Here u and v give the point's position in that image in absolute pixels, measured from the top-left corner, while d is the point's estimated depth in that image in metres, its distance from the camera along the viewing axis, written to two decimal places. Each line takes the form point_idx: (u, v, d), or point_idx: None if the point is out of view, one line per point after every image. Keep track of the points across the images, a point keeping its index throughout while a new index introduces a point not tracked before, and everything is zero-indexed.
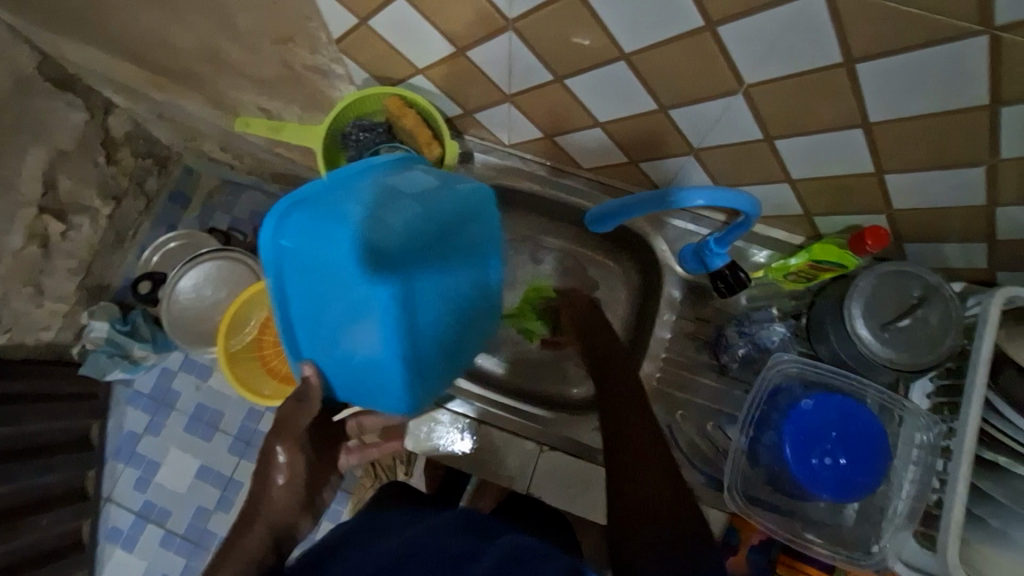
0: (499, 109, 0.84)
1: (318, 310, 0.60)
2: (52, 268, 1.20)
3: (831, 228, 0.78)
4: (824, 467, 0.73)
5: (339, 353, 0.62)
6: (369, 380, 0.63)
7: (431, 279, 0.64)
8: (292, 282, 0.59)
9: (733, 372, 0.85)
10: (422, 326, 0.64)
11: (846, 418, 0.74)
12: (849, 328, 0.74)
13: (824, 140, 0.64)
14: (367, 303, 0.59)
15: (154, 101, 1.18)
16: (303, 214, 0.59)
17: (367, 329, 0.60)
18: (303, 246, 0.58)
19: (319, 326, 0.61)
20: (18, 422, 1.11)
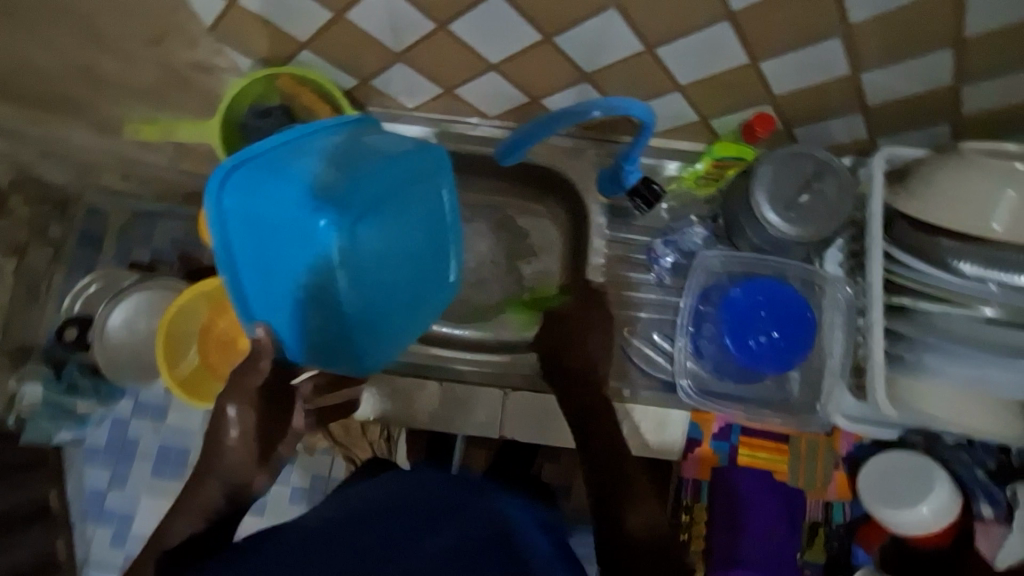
0: (394, 72, 0.83)
1: (264, 264, 0.62)
2: None
3: (727, 128, 0.83)
4: (760, 344, 0.80)
5: (286, 304, 0.64)
6: (315, 332, 0.65)
7: (376, 230, 0.64)
8: (240, 238, 0.62)
9: (667, 282, 0.90)
10: (365, 276, 0.64)
11: (772, 297, 0.80)
12: (760, 215, 0.78)
13: (699, 38, 0.68)
14: (305, 249, 0.61)
15: (37, 139, 1.07)
16: (249, 173, 0.61)
17: (308, 275, 0.62)
18: (248, 202, 0.61)
19: (267, 281, 0.63)
20: None
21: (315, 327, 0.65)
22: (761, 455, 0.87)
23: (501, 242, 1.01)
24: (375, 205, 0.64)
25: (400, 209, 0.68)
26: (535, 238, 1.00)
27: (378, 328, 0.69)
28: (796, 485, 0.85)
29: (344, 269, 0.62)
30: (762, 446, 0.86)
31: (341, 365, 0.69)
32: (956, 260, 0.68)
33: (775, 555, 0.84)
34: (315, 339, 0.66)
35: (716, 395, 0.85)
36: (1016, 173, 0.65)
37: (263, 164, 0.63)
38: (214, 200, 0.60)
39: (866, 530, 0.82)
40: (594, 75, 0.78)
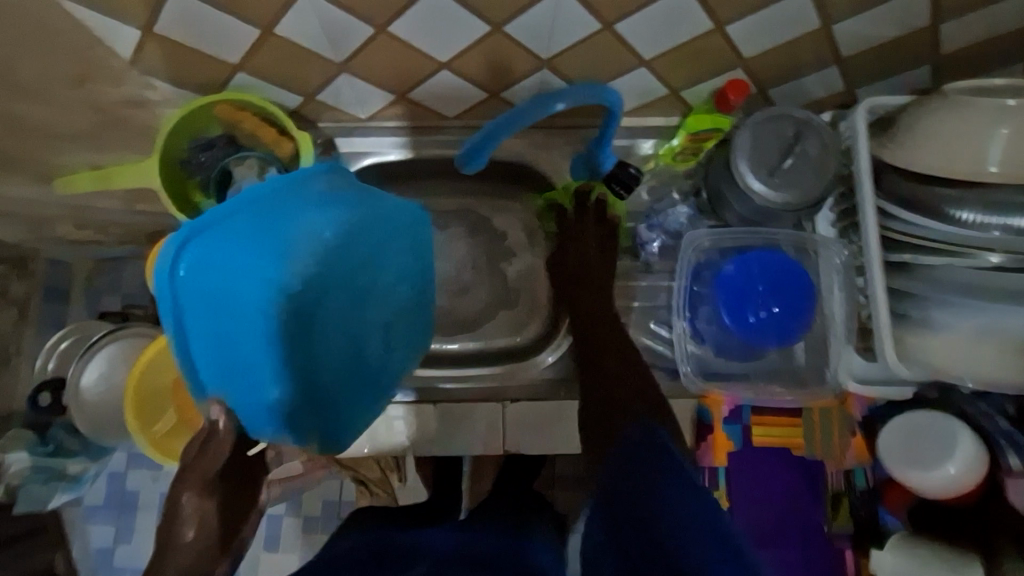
0: (340, 83, 0.78)
1: (226, 339, 0.58)
2: None
3: (698, 98, 0.79)
4: (761, 320, 0.77)
5: (250, 382, 0.59)
6: (286, 410, 0.60)
7: (348, 293, 0.64)
8: (195, 312, 0.57)
9: (656, 266, 0.87)
10: (337, 340, 0.64)
11: (766, 267, 0.77)
12: (744, 185, 0.74)
13: (661, 7, 0.63)
14: (277, 320, 0.58)
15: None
16: (207, 242, 0.57)
17: (277, 348, 0.58)
18: (205, 273, 0.57)
19: (228, 357, 0.58)
20: None
21: (284, 404, 0.60)
22: (775, 430, 0.84)
23: (480, 246, 0.96)
24: (346, 268, 0.63)
25: (372, 270, 0.67)
26: (514, 235, 0.96)
27: (352, 392, 0.68)
28: (814, 455, 0.84)
29: (318, 337, 0.62)
30: (777, 420, 0.84)
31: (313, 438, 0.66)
32: (955, 209, 0.65)
33: (801, 527, 0.84)
34: (286, 416, 0.61)
35: (721, 376, 0.82)
36: (1004, 111, 0.62)
37: (223, 230, 0.58)
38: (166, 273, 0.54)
39: (889, 494, 0.78)
40: (554, 60, 0.73)
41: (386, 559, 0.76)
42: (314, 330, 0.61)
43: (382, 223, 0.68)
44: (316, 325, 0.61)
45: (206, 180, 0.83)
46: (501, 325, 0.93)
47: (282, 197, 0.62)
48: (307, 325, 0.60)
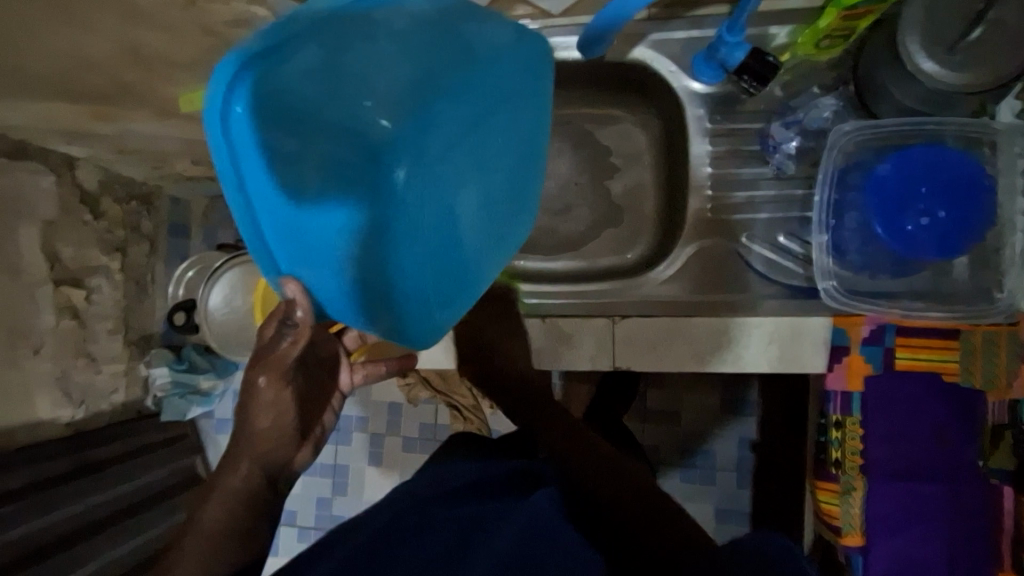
0: None
1: (299, 203, 0.50)
2: (93, 333, 1.15)
3: None
4: (922, 228, 0.68)
5: (320, 255, 0.54)
6: (360, 289, 0.57)
7: (444, 165, 0.55)
8: (258, 164, 0.48)
9: (788, 172, 0.77)
10: (429, 222, 0.57)
11: (931, 168, 0.67)
12: (912, 67, 0.63)
13: None
14: (367, 187, 0.52)
15: (107, 136, 1.01)
16: (273, 74, 0.47)
17: (362, 220, 0.52)
18: (271, 117, 0.47)
19: (299, 224, 0.52)
20: (129, 477, 1.17)
21: (361, 284, 0.56)
22: (923, 357, 0.74)
23: (582, 161, 0.91)
24: (443, 137, 0.54)
25: (472, 141, 0.57)
26: (619, 149, 0.90)
27: (439, 285, 0.61)
28: (971, 385, 0.73)
29: (410, 215, 0.55)
30: (928, 346, 0.74)
31: (391, 327, 0.61)
32: None
33: (950, 464, 0.74)
34: (357, 297, 0.57)
35: (868, 294, 0.73)
36: None
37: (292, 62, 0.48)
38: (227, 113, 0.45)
39: None
40: None
41: (511, 478, 0.73)
42: (396, 210, 0.54)
43: (488, 80, 0.57)
44: (408, 203, 0.54)
45: None
46: (605, 244, 0.89)
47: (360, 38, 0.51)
48: (399, 200, 0.53)
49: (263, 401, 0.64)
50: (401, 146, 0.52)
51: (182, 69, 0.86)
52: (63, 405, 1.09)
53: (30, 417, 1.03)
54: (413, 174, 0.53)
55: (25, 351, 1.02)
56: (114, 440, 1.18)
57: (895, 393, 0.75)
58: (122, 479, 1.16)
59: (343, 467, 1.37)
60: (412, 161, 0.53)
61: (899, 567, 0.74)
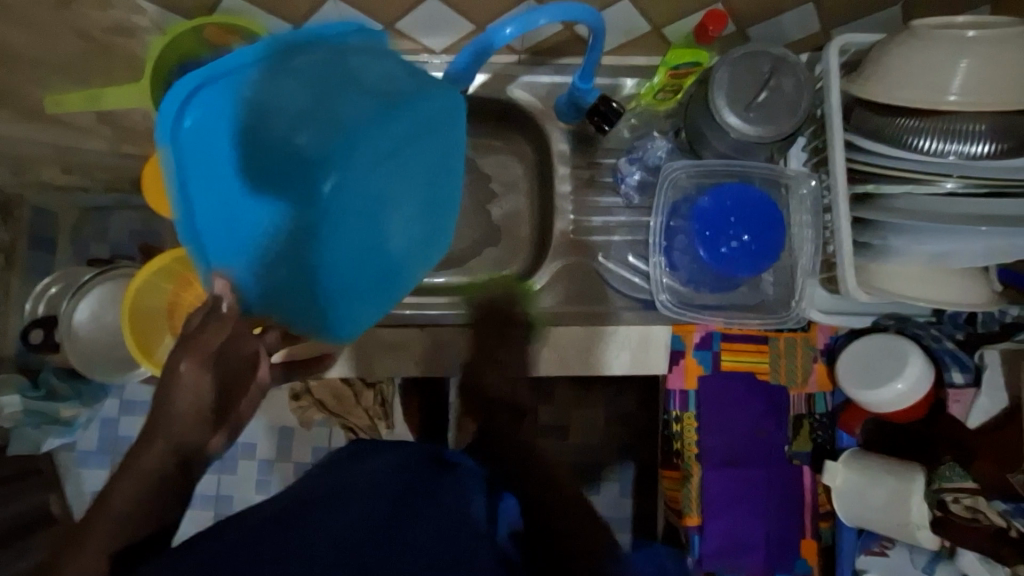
0: (327, 11, 0.78)
1: (230, 200, 0.57)
2: None
3: (679, 34, 0.82)
4: (733, 250, 0.82)
5: (245, 249, 0.60)
6: (282, 290, 0.62)
7: (372, 183, 0.60)
8: (195, 163, 0.56)
9: (636, 202, 0.90)
10: (356, 231, 0.61)
11: (740, 202, 0.82)
12: (721, 121, 0.78)
13: None
14: (293, 194, 0.58)
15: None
16: (216, 92, 0.56)
17: (284, 222, 0.58)
18: (210, 129, 0.56)
19: (230, 220, 0.58)
20: None
21: (285, 283, 0.61)
22: (743, 358, 0.88)
23: (466, 186, 0.98)
24: (369, 157, 0.59)
25: (396, 158, 0.61)
26: (503, 174, 0.98)
27: (360, 288, 0.65)
28: (779, 382, 0.88)
29: (337, 224, 0.60)
30: (746, 348, 0.88)
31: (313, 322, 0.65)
32: (913, 138, 0.69)
33: (767, 449, 0.88)
34: (283, 296, 0.62)
35: (699, 306, 0.87)
36: (964, 42, 0.66)
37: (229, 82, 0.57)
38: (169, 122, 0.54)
39: (847, 415, 0.85)
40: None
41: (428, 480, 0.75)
42: (316, 219, 0.59)
43: (416, 110, 0.61)
44: (337, 213, 0.59)
45: None
46: (486, 261, 0.97)
47: (287, 68, 0.59)
48: (327, 209, 0.58)
49: (182, 394, 0.55)
50: (327, 162, 0.58)
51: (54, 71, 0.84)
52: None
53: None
54: (339, 188, 0.58)
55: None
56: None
57: (732, 386, 0.88)
58: None
59: (225, 496, 1.30)
60: (340, 176, 0.58)
61: (725, 542, 0.86)
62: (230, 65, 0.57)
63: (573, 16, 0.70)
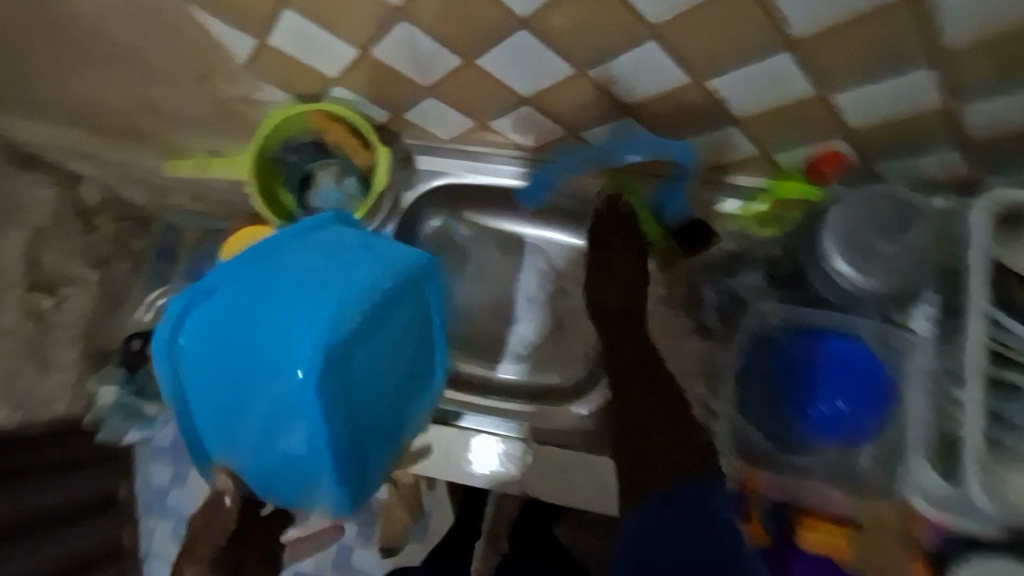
0: (425, 106, 0.79)
1: (224, 397, 0.60)
2: (50, 343, 1.14)
3: (790, 163, 0.73)
4: (825, 414, 0.72)
5: (243, 443, 0.61)
6: (287, 472, 0.60)
7: (358, 356, 0.59)
8: (192, 375, 0.61)
9: (714, 330, 0.81)
10: (341, 409, 0.58)
11: (840, 360, 0.72)
12: (829, 267, 0.68)
13: (757, 72, 0.60)
14: (277, 384, 0.57)
15: (120, 163, 1.13)
16: (205, 307, 0.61)
17: (278, 413, 0.58)
18: (205, 339, 0.60)
19: (226, 414, 0.61)
20: (37, 496, 1.09)
21: (290, 470, 0.60)
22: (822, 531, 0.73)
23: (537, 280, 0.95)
24: (355, 333, 0.58)
25: (382, 329, 0.61)
26: (576, 273, 0.94)
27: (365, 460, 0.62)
28: None
29: (324, 401, 0.57)
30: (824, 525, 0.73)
31: (317, 504, 0.62)
32: None
33: None
34: (287, 480, 0.61)
35: (770, 465, 0.74)
36: None
37: (216, 291, 0.61)
38: (165, 346, 0.59)
39: None
40: (638, 106, 0.70)
41: None
42: (301, 406, 0.57)
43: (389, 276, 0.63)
44: (309, 396, 0.57)
45: (290, 179, 0.87)
46: (545, 357, 0.93)
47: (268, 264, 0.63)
48: (305, 395, 0.56)
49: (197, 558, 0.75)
50: (297, 346, 0.57)
51: (190, 125, 0.94)
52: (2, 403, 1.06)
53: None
54: (315, 369, 0.56)
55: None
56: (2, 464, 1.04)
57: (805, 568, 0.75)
58: (28, 498, 1.08)
59: None
60: (313, 359, 0.56)
61: None
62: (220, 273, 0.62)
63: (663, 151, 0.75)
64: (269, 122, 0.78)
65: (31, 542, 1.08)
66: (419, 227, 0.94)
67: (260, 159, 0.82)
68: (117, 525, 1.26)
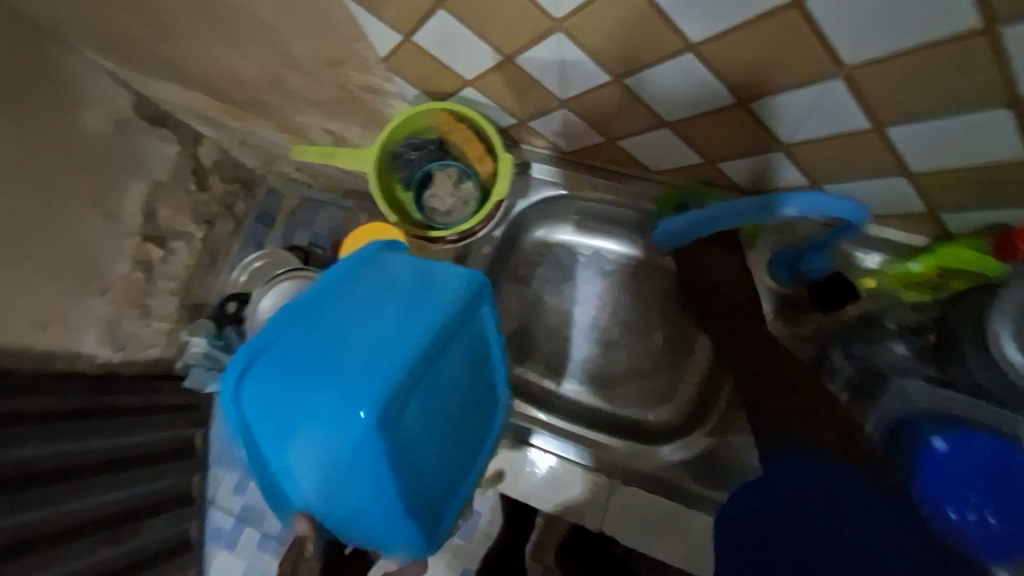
0: (553, 117, 0.76)
1: (290, 445, 0.60)
2: (155, 291, 1.18)
3: (963, 227, 0.63)
4: (967, 523, 0.62)
5: (312, 488, 0.61)
6: (360, 513, 0.61)
7: (415, 395, 0.60)
8: (259, 427, 0.60)
9: (840, 401, 0.76)
10: (399, 449, 0.59)
11: (992, 465, 0.62)
12: (998, 353, 0.59)
13: (954, 128, 0.51)
14: (339, 431, 0.57)
15: (235, 130, 1.16)
16: (263, 360, 0.59)
17: (344, 460, 0.58)
18: (264, 398, 0.59)
19: (293, 461, 0.60)
20: (132, 432, 1.07)
21: (362, 510, 0.61)
22: None
23: (637, 304, 0.92)
24: (413, 371, 0.59)
25: (437, 363, 0.62)
26: (678, 311, 0.91)
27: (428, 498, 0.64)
28: None
29: (386, 442, 0.58)
30: None
31: (393, 541, 0.64)
32: None
33: None
34: (361, 521, 0.62)
35: None
36: None
37: (274, 342, 0.60)
38: (226, 402, 0.58)
39: None
40: (793, 144, 0.64)
41: None
42: (366, 451, 0.57)
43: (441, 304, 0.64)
44: (369, 438, 0.57)
45: (407, 179, 0.89)
46: (634, 393, 0.90)
47: (321, 305, 0.63)
48: (368, 439, 0.57)
49: None
50: (347, 394, 0.57)
51: (313, 106, 0.96)
52: (105, 346, 1.08)
53: (74, 347, 1.02)
54: (376, 411, 0.56)
55: (93, 290, 1.05)
56: (88, 394, 1.02)
57: None
58: (123, 432, 1.05)
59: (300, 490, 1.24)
60: (371, 402, 0.56)
61: None
62: (274, 322, 0.61)
63: (827, 207, 0.64)
64: (395, 121, 0.78)
65: (118, 473, 1.03)
66: (523, 237, 0.93)
67: (384, 159, 0.84)
68: (190, 471, 1.22)
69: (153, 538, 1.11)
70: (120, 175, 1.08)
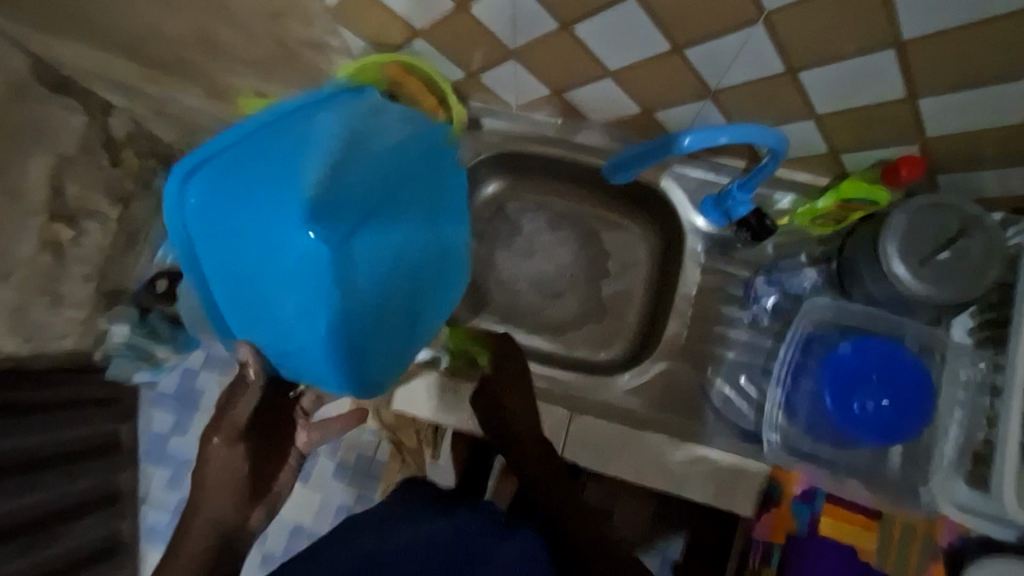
0: (502, 70, 0.80)
1: (235, 262, 0.57)
2: (66, 275, 1.04)
3: (857, 164, 0.74)
4: (867, 412, 0.71)
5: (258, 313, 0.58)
6: (303, 343, 0.57)
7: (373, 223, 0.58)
8: (203, 238, 0.59)
9: (764, 323, 0.86)
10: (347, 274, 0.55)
11: (886, 361, 0.71)
12: (886, 267, 0.69)
13: (852, 69, 0.60)
14: (278, 242, 0.54)
15: (153, 98, 1.07)
16: (212, 170, 0.59)
17: (285, 277, 0.55)
18: (212, 206, 0.58)
19: (236, 280, 0.58)
20: (47, 429, 1.00)
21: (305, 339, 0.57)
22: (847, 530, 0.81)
23: (585, 256, 0.98)
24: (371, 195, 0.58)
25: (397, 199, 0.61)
26: (617, 260, 0.97)
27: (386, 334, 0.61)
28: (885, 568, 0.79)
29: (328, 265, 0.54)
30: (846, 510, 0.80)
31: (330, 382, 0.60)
32: None
33: None
34: (302, 353, 0.58)
35: (807, 456, 0.77)
36: None
37: (231, 154, 0.60)
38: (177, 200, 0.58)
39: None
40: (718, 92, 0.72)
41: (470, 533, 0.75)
42: (305, 268, 0.54)
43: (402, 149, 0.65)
44: (313, 257, 0.54)
45: None
46: (585, 336, 0.96)
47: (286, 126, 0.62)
48: (308, 256, 0.54)
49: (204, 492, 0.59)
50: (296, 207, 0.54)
51: (245, 66, 0.92)
52: (12, 335, 0.95)
53: None
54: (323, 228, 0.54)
55: None
56: None
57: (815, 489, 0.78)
58: (37, 431, 0.98)
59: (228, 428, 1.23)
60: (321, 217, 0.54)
61: None
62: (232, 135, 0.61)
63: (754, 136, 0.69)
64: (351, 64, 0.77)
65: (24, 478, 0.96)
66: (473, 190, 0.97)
67: None
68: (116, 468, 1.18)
69: (57, 550, 1.02)
70: (19, 141, 0.94)
